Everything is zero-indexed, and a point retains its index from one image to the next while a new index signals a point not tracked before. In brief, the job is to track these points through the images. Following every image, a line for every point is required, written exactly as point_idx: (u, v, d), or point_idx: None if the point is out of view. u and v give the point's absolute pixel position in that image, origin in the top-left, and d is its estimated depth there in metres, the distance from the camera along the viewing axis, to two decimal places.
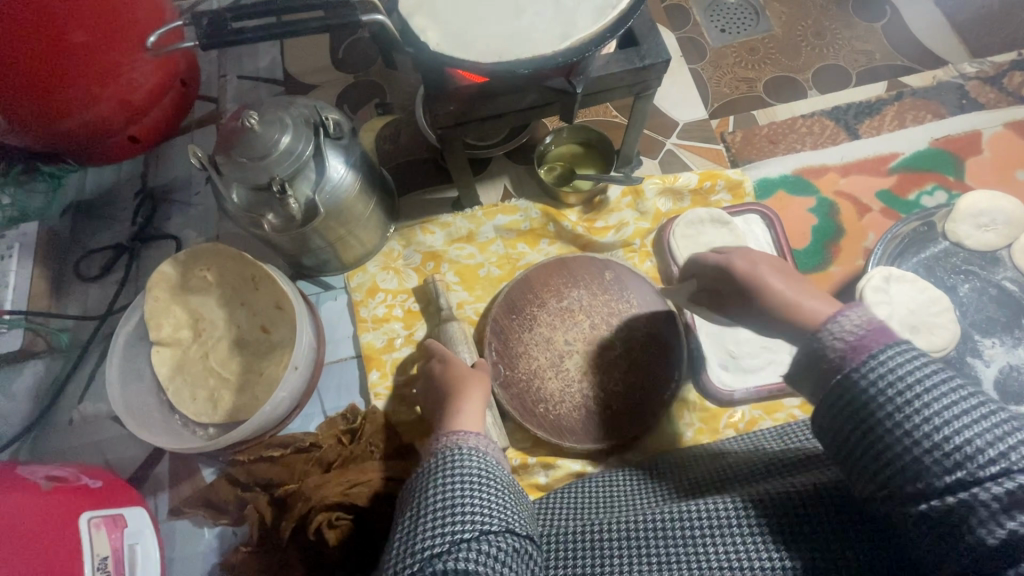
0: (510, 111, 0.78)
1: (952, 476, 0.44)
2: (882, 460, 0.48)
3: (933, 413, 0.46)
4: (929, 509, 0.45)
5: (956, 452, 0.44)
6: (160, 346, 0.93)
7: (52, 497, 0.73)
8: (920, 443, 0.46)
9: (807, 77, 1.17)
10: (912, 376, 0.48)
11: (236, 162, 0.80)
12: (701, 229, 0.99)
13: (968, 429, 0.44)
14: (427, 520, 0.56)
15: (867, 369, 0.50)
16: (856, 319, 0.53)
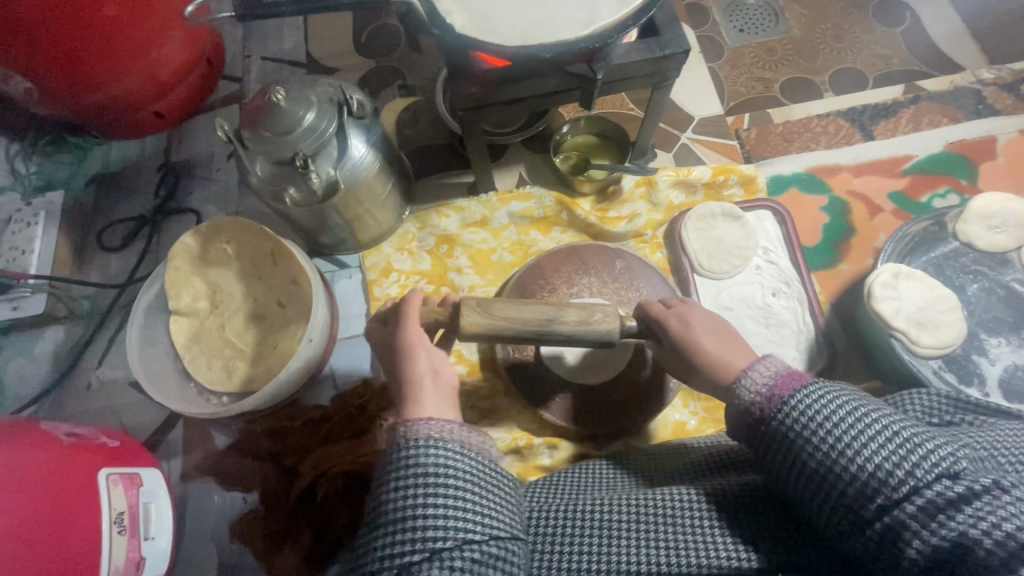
0: (531, 95, 0.79)
1: (919, 520, 0.45)
2: (847, 501, 0.49)
3: (877, 455, 0.48)
4: (916, 552, 0.45)
5: (918, 494, 0.46)
6: (179, 315, 0.95)
7: (73, 452, 0.75)
8: (874, 486, 0.48)
9: (823, 79, 1.18)
10: (847, 419, 0.51)
11: (261, 137, 0.82)
12: (713, 222, 1.00)
13: (917, 469, 0.46)
14: (386, 528, 0.52)
15: (793, 418, 0.53)
16: (764, 374, 0.58)
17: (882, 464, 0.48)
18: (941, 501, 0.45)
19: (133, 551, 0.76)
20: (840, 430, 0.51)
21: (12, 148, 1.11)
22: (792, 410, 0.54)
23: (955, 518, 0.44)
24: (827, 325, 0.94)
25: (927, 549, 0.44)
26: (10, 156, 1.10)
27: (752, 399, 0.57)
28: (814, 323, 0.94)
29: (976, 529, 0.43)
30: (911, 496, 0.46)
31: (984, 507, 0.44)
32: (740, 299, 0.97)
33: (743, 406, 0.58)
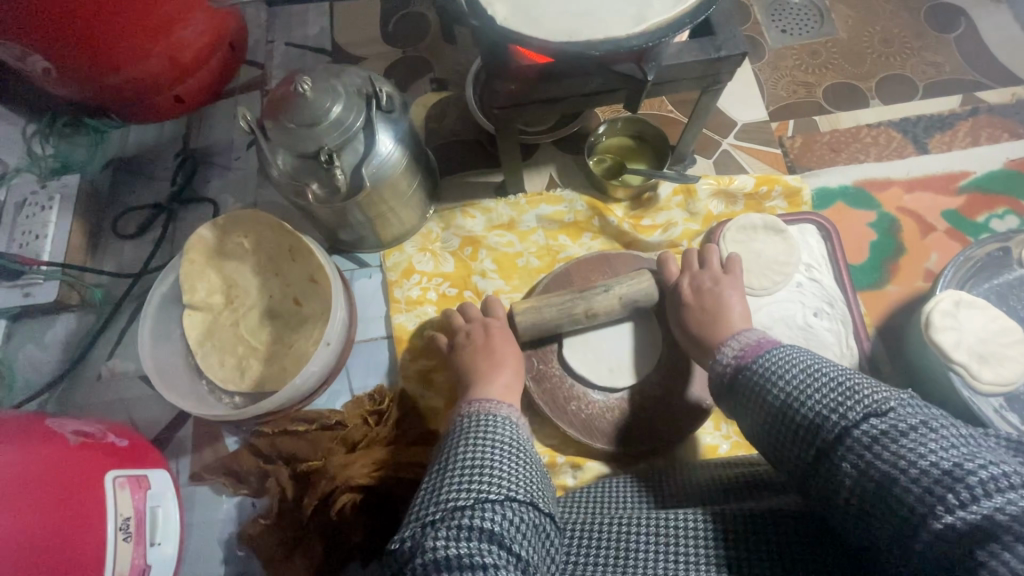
0: (573, 96, 0.74)
1: (853, 456, 0.48)
2: (801, 442, 0.53)
3: (816, 402, 0.53)
4: (852, 484, 0.47)
5: (851, 433, 0.49)
6: (192, 309, 0.92)
7: (80, 452, 0.72)
8: (821, 421, 0.52)
9: (868, 86, 1.11)
10: (798, 375, 0.56)
11: (286, 129, 0.78)
12: (753, 235, 0.95)
13: (848, 411, 0.50)
14: (455, 473, 0.56)
15: (760, 373, 0.60)
16: (735, 348, 0.66)
17: (821, 410, 0.52)
18: (869, 436, 0.47)
19: (138, 558, 0.74)
20: (791, 385, 0.56)
21: (29, 130, 1.08)
22: (751, 373, 0.61)
23: (884, 451, 0.46)
24: (872, 350, 0.89)
25: (861, 480, 0.47)
26: (26, 137, 1.08)
27: (725, 367, 0.65)
28: (859, 348, 0.88)
29: (900, 461, 0.44)
30: (843, 435, 0.49)
31: (911, 441, 0.45)
32: (780, 318, 0.91)
33: (718, 373, 0.66)
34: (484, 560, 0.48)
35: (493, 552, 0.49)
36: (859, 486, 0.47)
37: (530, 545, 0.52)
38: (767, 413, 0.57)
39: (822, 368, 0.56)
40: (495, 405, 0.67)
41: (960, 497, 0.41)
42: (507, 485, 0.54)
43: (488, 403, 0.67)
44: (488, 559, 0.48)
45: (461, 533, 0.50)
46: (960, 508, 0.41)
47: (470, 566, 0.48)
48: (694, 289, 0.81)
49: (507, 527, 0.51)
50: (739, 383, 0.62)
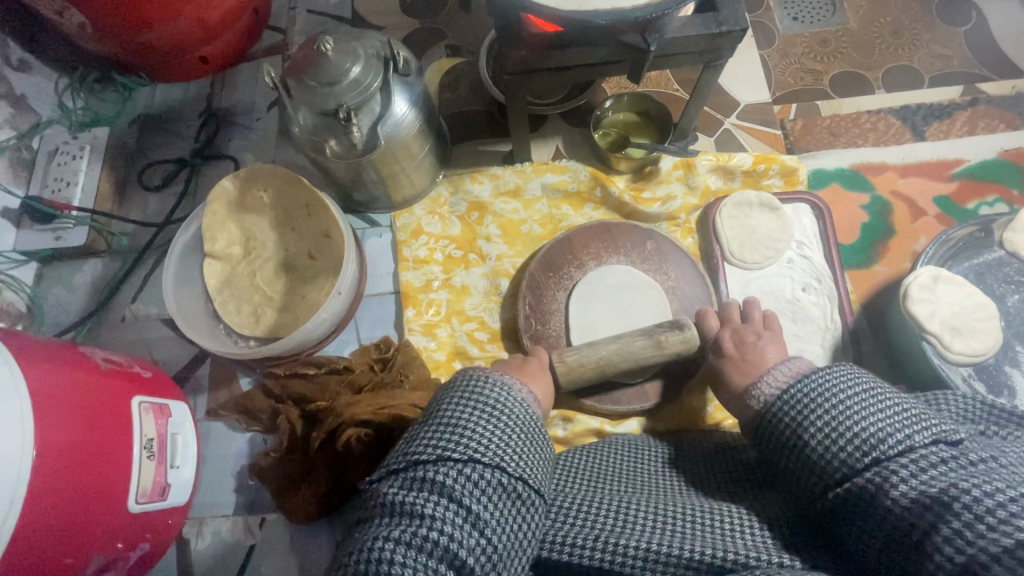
0: (579, 65, 0.78)
1: (912, 469, 0.51)
2: (840, 461, 0.55)
3: (875, 423, 0.55)
4: (907, 502, 0.50)
5: (915, 454, 0.52)
6: (213, 258, 0.98)
7: (109, 376, 0.78)
8: (871, 443, 0.54)
9: (876, 75, 1.13)
10: (860, 396, 0.57)
11: (307, 86, 0.83)
12: (748, 211, 0.99)
13: (918, 435, 0.53)
14: (431, 427, 0.62)
15: (798, 398, 0.61)
16: (782, 372, 0.65)
17: (879, 430, 0.54)
18: (935, 458, 0.51)
19: (159, 477, 0.80)
20: (846, 404, 0.57)
21: (60, 83, 1.11)
22: (798, 392, 0.61)
23: (952, 474, 0.50)
24: (855, 324, 0.93)
25: (917, 498, 0.49)
26: (58, 90, 1.11)
27: (761, 398, 0.65)
28: (842, 322, 0.93)
29: (966, 486, 0.48)
30: (906, 452, 0.52)
31: (981, 471, 0.49)
32: (769, 291, 0.96)
33: (760, 399, 0.65)
34: (426, 508, 0.55)
35: (437, 503, 0.55)
36: (911, 500, 0.50)
37: (489, 506, 0.57)
38: (811, 441, 0.58)
39: (870, 395, 0.57)
40: (508, 374, 0.68)
41: (1018, 525, 0.45)
42: (470, 446, 0.58)
43: (509, 375, 0.68)
44: (428, 507, 0.55)
45: (412, 485, 0.57)
46: (1019, 532, 0.45)
47: (409, 511, 0.56)
48: (737, 342, 0.79)
49: (462, 486, 0.56)
50: (784, 407, 0.61)
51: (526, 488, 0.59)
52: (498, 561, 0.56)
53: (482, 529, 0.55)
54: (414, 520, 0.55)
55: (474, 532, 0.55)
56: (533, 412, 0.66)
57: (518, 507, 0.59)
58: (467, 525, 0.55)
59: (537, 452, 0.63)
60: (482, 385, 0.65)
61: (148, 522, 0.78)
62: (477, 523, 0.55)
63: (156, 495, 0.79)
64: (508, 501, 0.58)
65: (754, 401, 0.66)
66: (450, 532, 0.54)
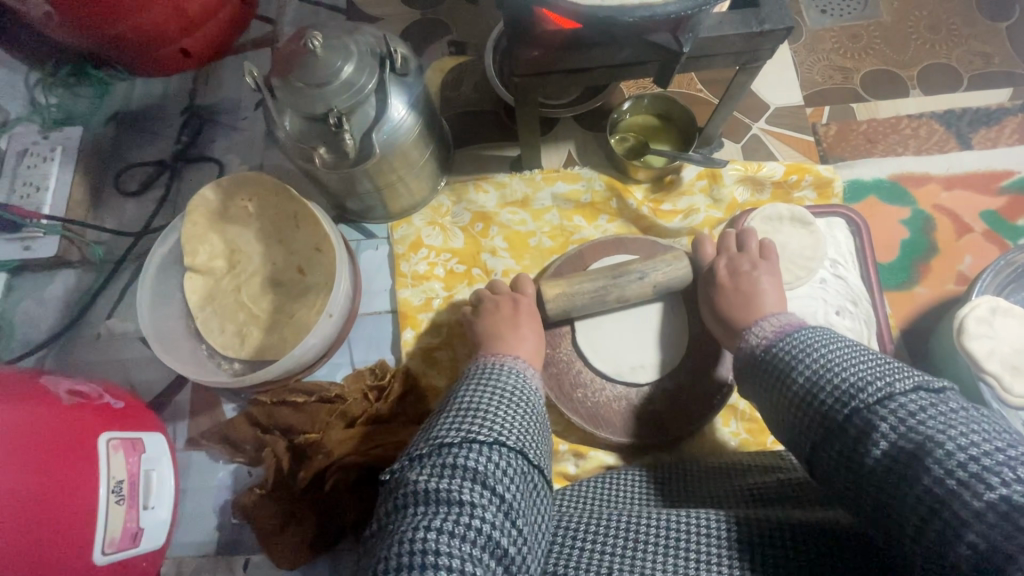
0: (600, 67, 0.69)
1: (893, 420, 0.44)
2: (826, 416, 0.50)
3: (856, 371, 0.49)
4: (885, 452, 0.43)
5: (895, 401, 0.45)
6: (193, 273, 0.90)
7: (74, 412, 0.71)
8: (851, 394, 0.48)
9: (911, 75, 1.04)
10: (839, 353, 0.53)
11: (293, 87, 0.74)
12: (779, 226, 0.90)
13: (899, 381, 0.47)
14: (449, 415, 0.56)
15: (792, 353, 0.56)
16: (770, 325, 0.62)
17: (857, 379, 0.48)
18: (917, 405, 0.44)
19: (130, 522, 0.73)
20: (830, 356, 0.53)
21: (31, 78, 1.04)
22: (785, 347, 0.57)
23: (927, 422, 0.43)
24: (896, 355, 0.85)
25: (896, 444, 0.43)
26: (29, 86, 1.04)
27: (757, 342, 0.61)
28: (881, 351, 0.85)
29: (942, 435, 0.41)
30: (886, 400, 0.45)
31: (960, 420, 0.42)
32: (800, 314, 0.87)
33: (749, 349, 0.62)
34: (462, 493, 0.48)
35: (473, 489, 0.49)
36: (892, 454, 0.43)
37: (519, 493, 0.51)
38: (793, 396, 0.54)
39: (858, 355, 0.52)
40: (519, 361, 0.66)
41: (1001, 477, 0.38)
42: (497, 428, 0.54)
43: (518, 359, 0.67)
44: (465, 493, 0.48)
45: (441, 471, 0.50)
46: (1001, 487, 0.38)
47: (444, 499, 0.48)
48: (731, 271, 0.78)
49: (494, 470, 0.51)
50: (771, 358, 0.58)
51: (542, 479, 0.55)
52: (530, 556, 0.50)
53: (516, 518, 0.50)
54: (453, 509, 0.48)
55: (509, 521, 0.49)
56: (540, 398, 0.63)
57: (539, 498, 0.54)
58: (501, 515, 0.49)
59: (545, 442, 0.60)
60: (496, 373, 0.63)
61: (117, 573, 0.71)
62: (510, 512, 0.50)
63: (127, 543, 0.72)
64: (531, 491, 0.53)
65: (743, 351, 0.63)
66: (489, 519, 0.48)
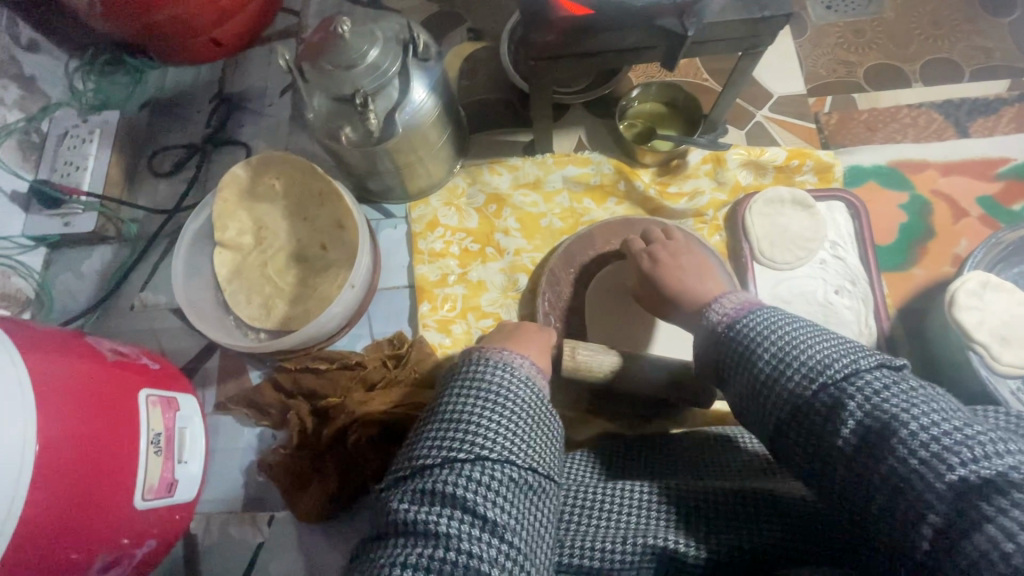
0: (611, 51, 0.73)
1: (862, 396, 0.46)
2: (788, 398, 0.51)
3: (822, 350, 0.51)
4: (852, 433, 0.45)
5: (861, 378, 0.47)
6: (222, 248, 0.95)
7: (115, 368, 0.76)
8: (816, 376, 0.49)
9: (914, 68, 1.08)
10: (803, 331, 0.54)
11: (322, 71, 0.79)
12: (780, 208, 0.94)
13: (861, 359, 0.49)
14: (434, 427, 0.59)
15: (745, 334, 0.57)
16: (730, 301, 0.62)
17: (824, 356, 0.50)
18: (880, 383, 0.47)
19: (167, 472, 0.78)
20: (790, 337, 0.53)
21: (70, 65, 1.09)
22: (748, 326, 0.57)
23: (891, 401, 0.45)
24: (892, 331, 0.88)
25: (862, 426, 0.45)
26: (68, 72, 1.09)
27: (716, 323, 0.61)
28: (878, 327, 0.88)
29: (901, 418, 0.44)
30: (852, 376, 0.47)
31: (919, 399, 0.45)
32: (800, 293, 0.92)
33: (707, 329, 0.62)
34: (440, 525, 0.52)
35: (452, 518, 0.52)
36: (859, 433, 0.45)
37: (504, 506, 0.54)
38: (755, 382, 0.54)
39: (811, 334, 0.53)
40: (509, 353, 0.66)
41: (961, 457, 0.41)
42: (475, 444, 0.56)
43: (507, 351, 0.66)
44: (442, 524, 0.52)
45: (422, 499, 0.54)
46: (961, 467, 0.41)
47: (425, 530, 0.52)
48: None
49: (471, 492, 0.53)
50: (736, 339, 0.57)
51: (537, 478, 0.57)
52: (527, 564, 0.53)
53: (503, 534, 0.53)
54: (431, 540, 0.51)
55: (495, 540, 0.52)
56: (537, 391, 0.64)
57: (534, 498, 0.56)
58: (486, 536, 0.52)
59: (543, 436, 0.61)
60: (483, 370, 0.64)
61: (155, 518, 0.77)
62: (495, 530, 0.53)
63: (163, 491, 0.78)
64: (523, 495, 0.56)
65: (706, 326, 0.61)
66: (469, 548, 0.51)
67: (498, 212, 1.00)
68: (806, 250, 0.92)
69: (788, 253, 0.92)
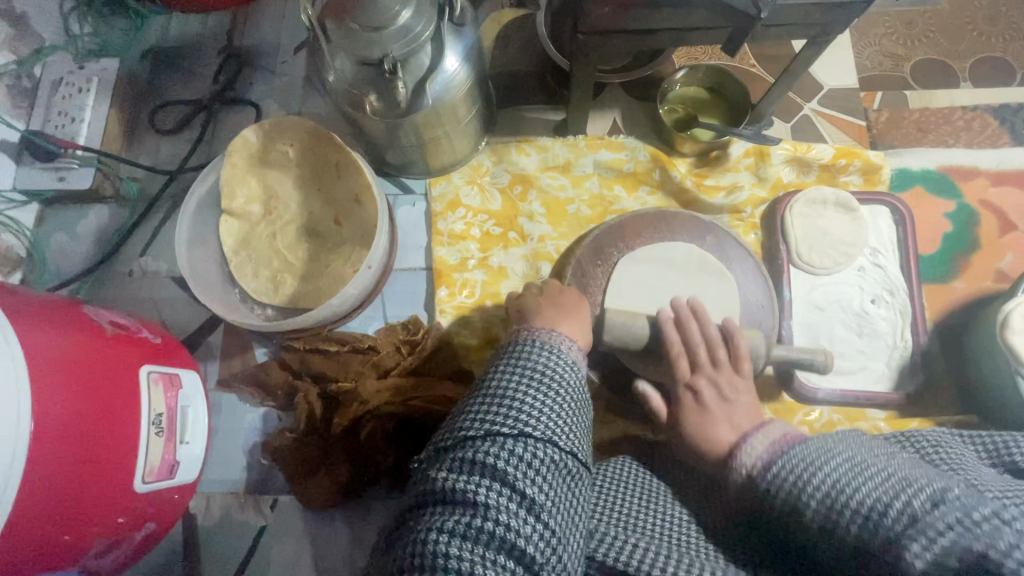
0: (667, 28, 0.66)
1: (927, 538, 0.42)
2: (852, 540, 0.47)
3: (872, 490, 0.47)
4: (918, 556, 0.42)
5: (922, 525, 0.43)
6: (229, 215, 0.89)
7: (114, 344, 0.71)
8: (874, 520, 0.45)
9: (969, 68, 1.01)
10: (845, 466, 0.50)
11: (348, 30, 0.71)
12: (822, 210, 0.90)
13: (914, 498, 0.44)
14: (479, 403, 0.57)
15: (787, 475, 0.53)
16: (762, 441, 0.58)
17: (878, 498, 0.46)
18: (952, 517, 0.42)
19: (168, 454, 0.74)
20: (839, 474, 0.49)
21: (66, 4, 1.00)
22: (783, 471, 0.53)
23: (959, 533, 0.41)
24: (927, 346, 0.86)
25: (931, 564, 0.41)
26: (63, 12, 1.00)
27: (750, 469, 0.56)
28: (913, 340, 0.85)
29: (981, 543, 0.40)
30: (913, 521, 0.43)
31: (989, 528, 0.41)
32: (835, 300, 0.88)
33: (746, 478, 0.57)
34: (478, 495, 0.50)
35: (491, 488, 0.50)
36: (930, 565, 0.42)
37: (543, 485, 0.52)
38: (814, 521, 0.50)
39: (856, 463, 0.49)
40: (557, 335, 0.64)
41: None
42: (519, 420, 0.54)
43: (556, 334, 0.64)
44: (480, 494, 0.50)
45: (461, 468, 0.52)
46: None
47: (464, 500, 0.50)
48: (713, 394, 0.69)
49: (512, 465, 0.51)
50: (766, 490, 0.54)
51: (576, 464, 0.55)
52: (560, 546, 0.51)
53: (538, 514, 0.50)
54: (468, 509, 0.49)
55: (531, 518, 0.50)
56: (582, 378, 0.62)
57: (572, 483, 0.54)
58: (522, 512, 0.50)
59: (583, 421, 0.59)
60: (528, 351, 0.62)
61: (154, 500, 0.73)
62: (532, 508, 0.50)
63: (165, 474, 0.74)
64: (561, 478, 0.54)
65: (739, 474, 0.57)
66: (507, 522, 0.49)
67: (522, 196, 0.94)
68: (846, 257, 0.88)
69: (825, 258, 0.88)
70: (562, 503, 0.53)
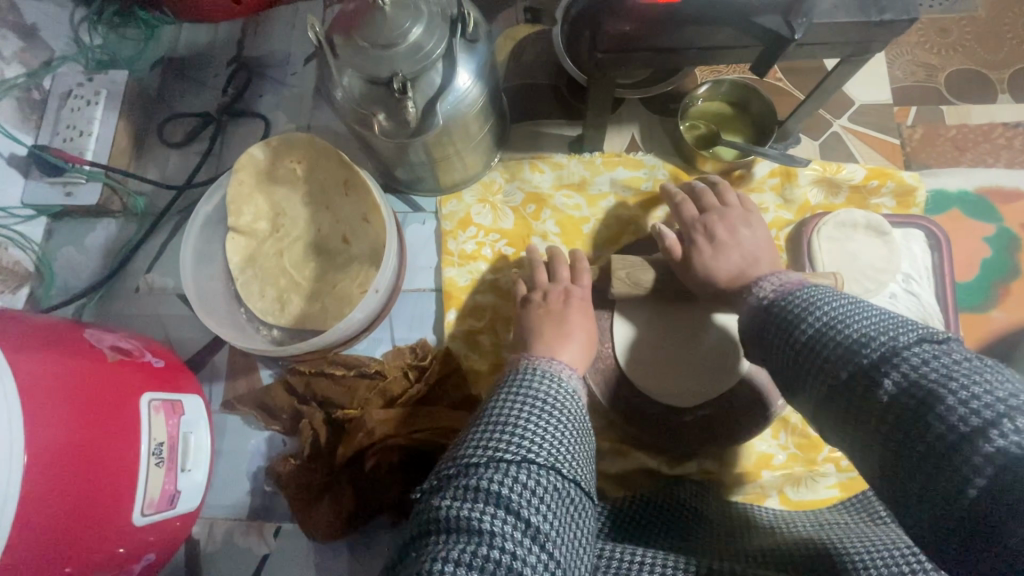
0: (691, 47, 0.62)
1: (901, 370, 0.42)
2: (832, 367, 0.46)
3: (862, 325, 0.46)
4: (891, 388, 0.42)
5: (903, 357, 0.42)
6: (236, 233, 0.87)
7: (115, 370, 0.69)
8: (858, 347, 0.45)
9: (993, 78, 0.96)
10: (844, 307, 0.49)
11: (355, 46, 0.69)
12: (851, 234, 0.85)
13: (903, 335, 0.44)
14: (478, 430, 0.53)
15: (791, 300, 0.53)
16: (773, 282, 0.59)
17: (868, 330, 0.46)
18: (922, 358, 0.42)
19: (168, 484, 0.72)
20: (834, 311, 0.49)
21: (76, 15, 0.99)
22: (791, 300, 0.54)
23: (934, 371, 0.41)
24: None
25: (903, 389, 0.41)
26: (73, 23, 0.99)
27: (761, 298, 0.57)
28: None
29: (944, 386, 0.40)
30: (892, 355, 0.43)
31: (965, 370, 0.40)
32: None
33: (750, 305, 0.58)
34: (483, 521, 0.45)
35: (494, 516, 0.46)
36: (899, 389, 0.41)
37: (550, 513, 0.48)
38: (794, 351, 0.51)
39: (863, 309, 0.49)
40: (556, 364, 0.62)
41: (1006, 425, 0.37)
42: (524, 445, 0.51)
43: (556, 364, 0.62)
44: (485, 521, 0.45)
45: (464, 494, 0.47)
46: (1001, 438, 0.36)
47: (466, 527, 0.45)
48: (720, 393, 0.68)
49: (517, 492, 0.47)
50: (773, 316, 0.54)
51: (582, 493, 0.51)
52: None
53: (546, 544, 0.46)
54: (471, 538, 0.45)
55: (538, 549, 0.45)
56: (582, 407, 0.59)
57: (580, 516, 0.50)
58: (528, 541, 0.46)
59: (586, 451, 0.56)
60: (529, 380, 0.59)
61: (154, 530, 0.71)
62: (539, 537, 0.46)
63: (165, 504, 0.72)
64: (568, 509, 0.50)
65: (751, 302, 0.58)
66: (513, 550, 0.44)
67: (535, 216, 0.91)
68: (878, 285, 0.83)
69: (856, 286, 0.83)
70: (571, 539, 0.49)
